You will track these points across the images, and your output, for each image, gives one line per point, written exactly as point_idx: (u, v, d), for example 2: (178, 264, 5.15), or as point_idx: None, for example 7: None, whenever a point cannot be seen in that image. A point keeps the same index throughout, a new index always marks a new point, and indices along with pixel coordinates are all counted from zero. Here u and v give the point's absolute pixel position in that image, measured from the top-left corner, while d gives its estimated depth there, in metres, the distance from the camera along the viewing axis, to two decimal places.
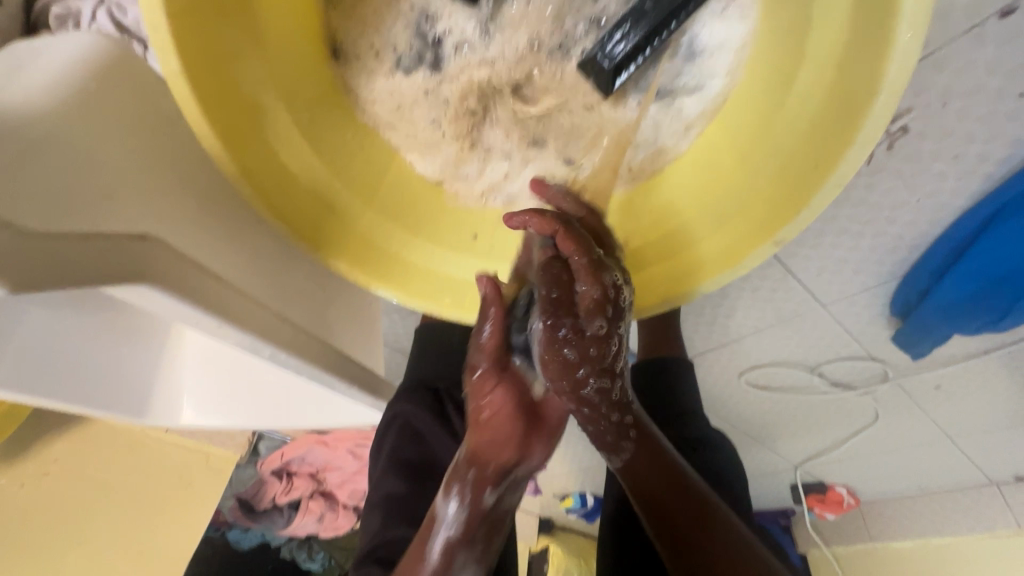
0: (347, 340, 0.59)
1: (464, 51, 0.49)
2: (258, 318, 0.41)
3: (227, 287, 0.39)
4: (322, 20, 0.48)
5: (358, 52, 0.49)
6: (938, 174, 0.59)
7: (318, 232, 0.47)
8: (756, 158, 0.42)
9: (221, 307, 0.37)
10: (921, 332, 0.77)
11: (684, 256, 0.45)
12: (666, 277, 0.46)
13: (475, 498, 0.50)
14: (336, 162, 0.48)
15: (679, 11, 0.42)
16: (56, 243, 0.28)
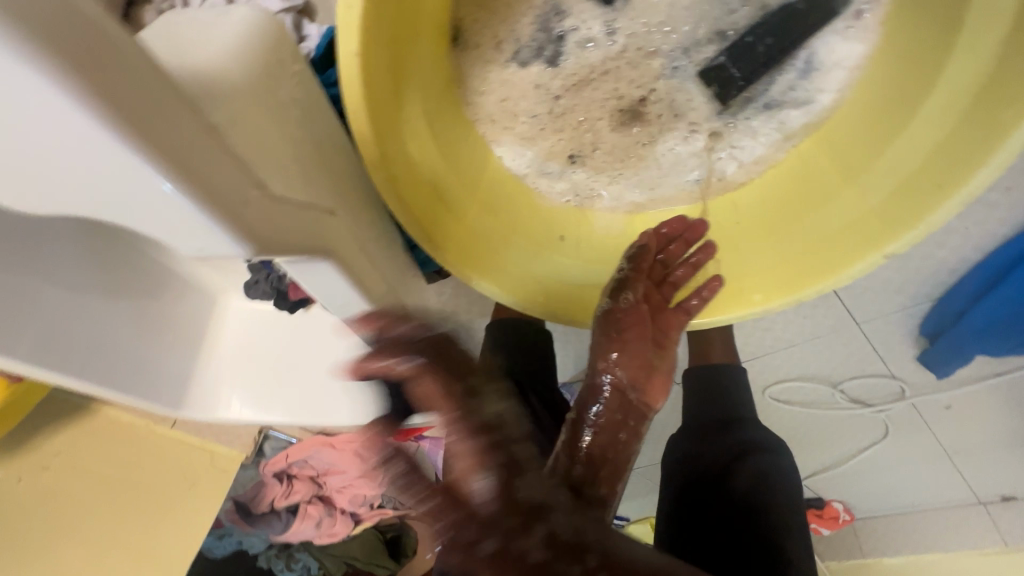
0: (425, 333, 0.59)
1: (587, 48, 0.50)
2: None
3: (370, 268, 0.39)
4: (450, 7, 0.48)
5: (478, 41, 0.50)
6: (989, 203, 0.64)
7: (432, 224, 0.47)
8: (868, 178, 0.45)
9: (368, 289, 0.38)
10: (950, 354, 0.80)
11: (778, 268, 0.48)
12: (770, 286, 0.48)
13: (472, 518, 0.38)
14: (448, 152, 0.49)
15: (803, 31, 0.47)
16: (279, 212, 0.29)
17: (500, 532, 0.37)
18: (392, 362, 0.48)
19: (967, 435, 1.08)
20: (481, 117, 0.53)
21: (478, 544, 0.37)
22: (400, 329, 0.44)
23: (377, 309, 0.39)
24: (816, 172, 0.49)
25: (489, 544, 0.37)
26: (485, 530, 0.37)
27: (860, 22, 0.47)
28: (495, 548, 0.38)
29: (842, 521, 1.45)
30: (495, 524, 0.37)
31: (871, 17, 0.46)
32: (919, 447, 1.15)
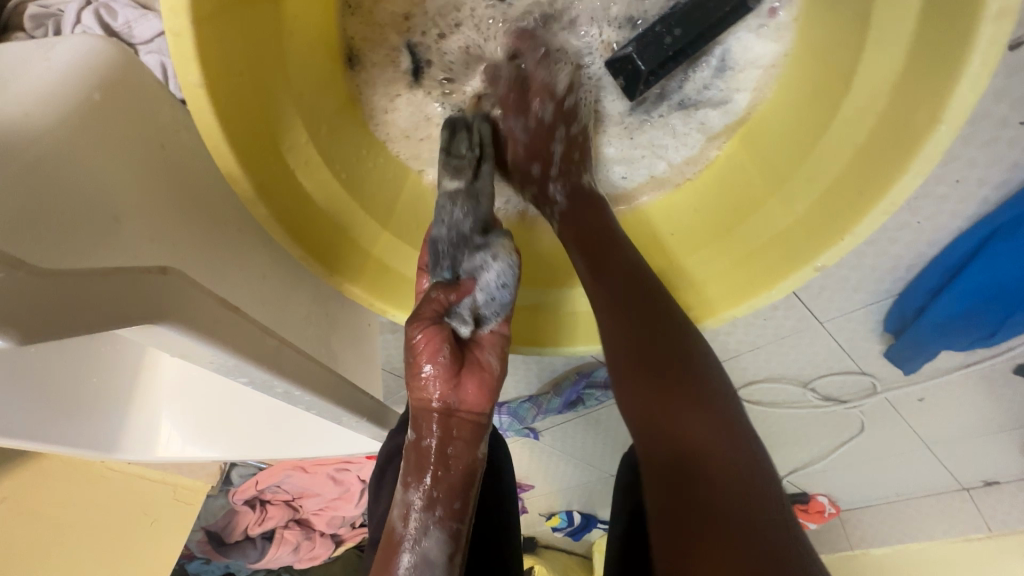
0: (350, 369, 0.55)
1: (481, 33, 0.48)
2: (278, 352, 0.38)
3: (250, 320, 0.35)
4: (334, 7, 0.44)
5: (364, 38, 0.46)
6: (940, 197, 0.61)
7: (332, 256, 0.43)
8: (794, 185, 0.42)
9: (245, 346, 0.34)
10: (914, 349, 0.78)
11: (704, 282, 0.46)
12: (699, 301, 0.46)
13: (421, 526, 0.43)
14: (352, 178, 0.45)
15: (716, 29, 0.44)
16: (79, 278, 0.25)
17: (445, 527, 0.43)
18: (302, 410, 0.44)
19: (943, 423, 1.06)
20: (388, 134, 0.49)
21: (422, 543, 0.43)
22: (300, 379, 0.40)
23: (258, 364, 0.35)
24: (746, 178, 0.46)
25: (433, 542, 0.43)
26: (432, 527, 0.43)
27: (773, 20, 0.44)
28: (437, 542, 0.43)
29: (829, 515, 1.42)
30: (435, 521, 0.43)
31: (786, 15, 0.44)
32: (896, 439, 1.12)
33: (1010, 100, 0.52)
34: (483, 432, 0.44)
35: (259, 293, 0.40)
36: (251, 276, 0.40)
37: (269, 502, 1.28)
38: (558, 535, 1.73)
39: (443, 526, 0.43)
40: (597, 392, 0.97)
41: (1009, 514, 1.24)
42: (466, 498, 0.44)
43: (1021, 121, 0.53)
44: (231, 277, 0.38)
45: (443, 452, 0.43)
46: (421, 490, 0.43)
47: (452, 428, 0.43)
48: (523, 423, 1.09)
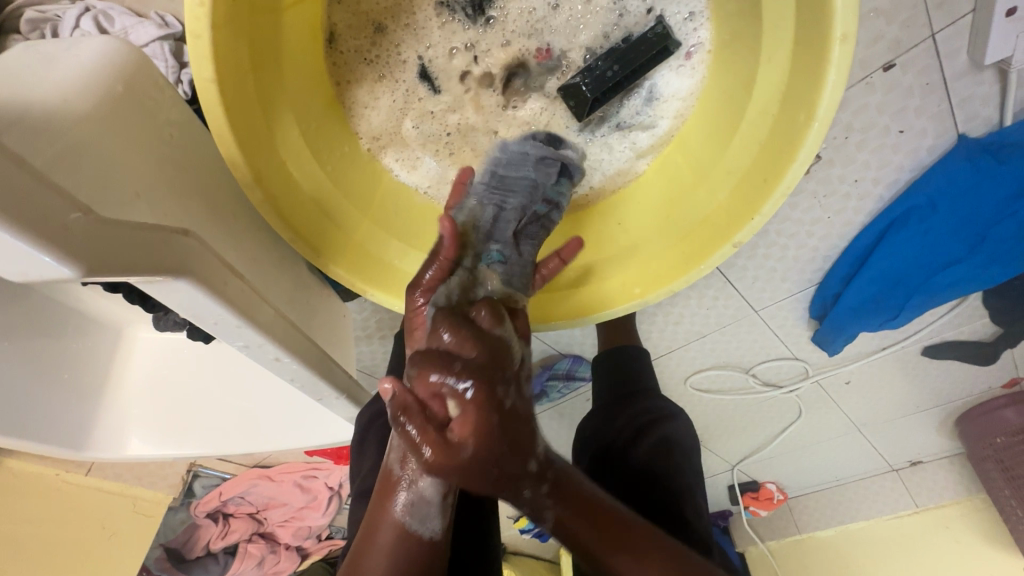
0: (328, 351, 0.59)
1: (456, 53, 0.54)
2: (270, 316, 0.42)
3: (248, 285, 0.40)
4: (324, 13, 0.51)
5: (347, 50, 0.53)
6: (844, 195, 0.72)
7: (319, 239, 0.48)
8: (717, 175, 0.50)
9: (245, 305, 0.38)
10: (836, 331, 0.87)
11: (651, 261, 0.53)
12: (641, 283, 0.53)
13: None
14: (336, 172, 0.51)
15: (646, 61, 0.52)
16: (122, 230, 0.29)
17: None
18: (287, 378, 0.48)
19: (869, 405, 1.17)
20: (365, 132, 0.55)
21: (421, 482, 0.51)
22: (289, 345, 0.45)
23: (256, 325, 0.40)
24: (681, 177, 0.54)
25: (429, 483, 0.52)
26: None
27: (689, 61, 0.53)
28: (433, 483, 0.52)
29: (777, 501, 1.52)
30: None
31: (698, 57, 0.53)
32: (831, 422, 1.23)
33: (890, 113, 0.63)
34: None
35: (251, 269, 0.45)
36: (243, 253, 0.45)
37: (233, 515, 1.27)
38: (526, 537, 1.76)
39: None
40: (560, 384, 1.03)
41: (931, 490, 1.37)
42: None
43: (900, 129, 0.65)
44: (228, 252, 0.43)
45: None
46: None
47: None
48: None
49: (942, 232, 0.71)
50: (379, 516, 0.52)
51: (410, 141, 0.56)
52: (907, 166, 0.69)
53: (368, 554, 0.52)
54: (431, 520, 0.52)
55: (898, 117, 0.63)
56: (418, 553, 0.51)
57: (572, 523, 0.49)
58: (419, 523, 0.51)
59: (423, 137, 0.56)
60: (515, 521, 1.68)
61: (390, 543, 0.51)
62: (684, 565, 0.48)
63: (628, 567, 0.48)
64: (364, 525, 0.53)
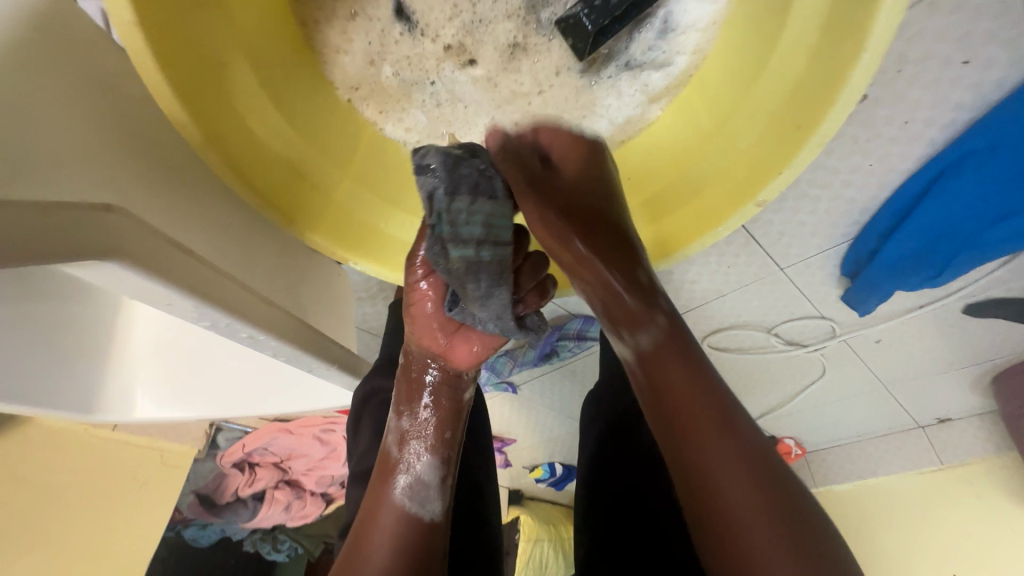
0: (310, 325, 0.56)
1: None
2: (239, 298, 0.39)
3: (205, 263, 0.36)
4: None
5: None
6: (889, 139, 0.63)
7: (291, 202, 0.44)
8: (740, 122, 0.45)
9: (200, 286, 0.35)
10: (866, 291, 0.81)
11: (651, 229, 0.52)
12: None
13: (416, 447, 0.52)
14: (306, 127, 0.46)
15: None
16: (24, 211, 0.27)
17: (437, 451, 0.53)
18: (269, 356, 0.45)
19: (899, 364, 1.11)
20: (341, 82, 0.50)
21: (416, 464, 0.52)
22: (264, 325, 0.41)
23: (221, 306, 0.37)
24: (699, 125, 0.48)
25: (421, 461, 0.52)
26: (424, 451, 0.53)
27: None
28: (427, 466, 0.52)
29: (795, 455, 1.50)
30: (429, 446, 0.53)
31: None
32: (855, 381, 1.18)
33: (952, 40, 0.53)
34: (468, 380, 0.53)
35: (204, 245, 0.41)
36: (205, 223, 0.41)
37: (258, 465, 1.32)
38: (543, 485, 1.79)
39: (435, 436, 0.53)
40: (571, 344, 0.99)
41: (959, 447, 1.32)
42: (454, 429, 0.54)
43: (963, 60, 0.55)
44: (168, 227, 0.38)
45: (424, 388, 0.52)
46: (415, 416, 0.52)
47: (443, 379, 0.52)
48: (501, 377, 1.12)
49: (1002, 184, 0.62)
50: (375, 498, 0.52)
51: (392, 90, 0.51)
52: (968, 104, 0.59)
53: (370, 535, 0.50)
54: (430, 502, 0.52)
55: (963, 44, 0.54)
56: (419, 536, 0.50)
57: (678, 394, 0.47)
58: (418, 506, 0.51)
59: (404, 87, 0.51)
60: (533, 470, 1.71)
61: (390, 524, 0.50)
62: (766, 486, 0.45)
63: (720, 446, 0.46)
64: (364, 504, 0.53)
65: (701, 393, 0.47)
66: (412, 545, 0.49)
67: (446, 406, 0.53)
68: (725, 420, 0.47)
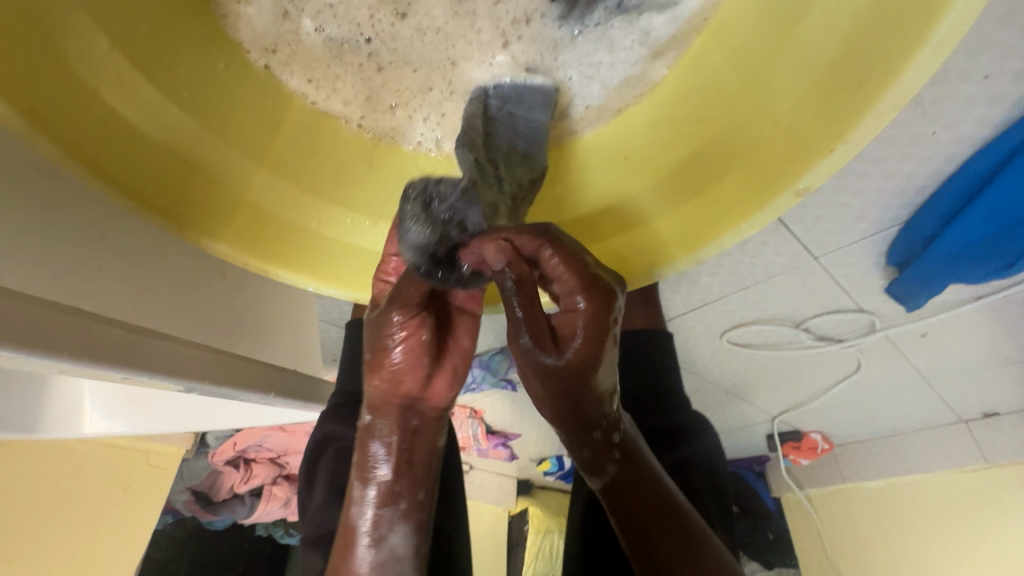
0: (237, 343, 0.47)
1: None
2: (113, 339, 0.33)
3: (62, 309, 0.31)
4: None
5: None
6: (964, 100, 0.49)
7: (182, 203, 0.34)
8: (775, 81, 0.34)
9: (46, 336, 0.29)
10: (921, 283, 0.69)
11: (646, 229, 0.39)
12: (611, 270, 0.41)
13: (385, 517, 0.43)
14: (197, 101, 0.35)
15: None
16: None
17: (410, 518, 0.44)
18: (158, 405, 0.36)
19: (949, 359, 0.96)
20: (250, 43, 0.39)
21: (387, 537, 0.43)
22: (149, 366, 0.35)
23: (74, 355, 0.31)
24: (720, 91, 0.37)
25: (396, 533, 0.43)
26: (396, 520, 0.43)
27: None
28: (400, 537, 0.43)
29: (821, 450, 1.35)
30: (400, 515, 0.43)
31: None
32: (895, 376, 1.03)
33: None
34: (441, 427, 0.45)
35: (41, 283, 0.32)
36: None
37: (255, 460, 1.27)
38: (553, 478, 1.67)
39: (405, 502, 0.43)
40: None
41: None
42: (428, 489, 0.44)
43: None
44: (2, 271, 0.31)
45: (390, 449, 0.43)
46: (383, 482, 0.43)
47: (411, 436, 0.43)
48: (499, 376, 1.01)
49: None
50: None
51: (317, 53, 0.41)
52: None
53: None
54: None
55: None
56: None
57: (636, 497, 0.46)
58: None
59: (333, 47, 0.40)
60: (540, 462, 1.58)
61: None
62: None
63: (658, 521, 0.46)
64: None
65: (652, 482, 0.47)
66: None
67: (418, 466, 0.44)
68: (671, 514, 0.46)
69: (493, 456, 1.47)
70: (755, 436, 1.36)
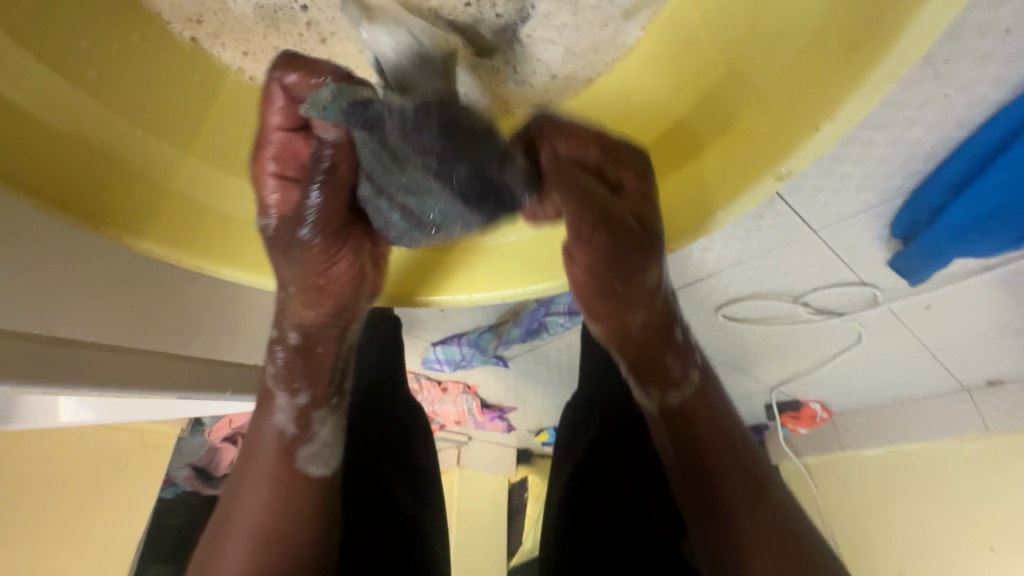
0: (194, 340, 0.46)
1: None
2: (57, 357, 0.33)
3: None
4: None
5: None
6: (983, 57, 0.43)
7: (96, 197, 0.31)
8: (760, 47, 0.29)
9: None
10: (927, 255, 0.65)
11: (686, 174, 0.33)
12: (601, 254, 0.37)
13: (311, 416, 0.39)
14: (111, 86, 0.32)
15: None
16: None
17: (340, 410, 0.41)
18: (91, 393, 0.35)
19: (954, 330, 0.92)
20: (172, 13, 0.35)
21: (313, 426, 0.40)
22: (92, 377, 0.36)
23: (20, 377, 0.31)
24: (694, 55, 0.33)
25: (325, 425, 0.40)
26: (325, 416, 0.40)
27: None
28: (328, 427, 0.40)
29: (820, 419, 1.33)
30: (327, 406, 0.40)
31: None
32: (897, 348, 1.00)
33: None
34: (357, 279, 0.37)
35: None
36: None
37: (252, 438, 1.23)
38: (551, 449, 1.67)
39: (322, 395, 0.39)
40: (563, 321, 0.80)
41: None
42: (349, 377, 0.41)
43: None
44: None
45: (304, 359, 0.37)
46: (295, 385, 0.38)
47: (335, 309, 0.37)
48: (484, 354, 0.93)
49: None
50: (257, 481, 0.39)
51: (249, 22, 0.36)
52: None
53: (228, 541, 0.38)
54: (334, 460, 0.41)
55: None
56: (323, 502, 0.40)
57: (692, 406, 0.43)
58: (318, 468, 0.40)
59: (265, 15, 0.36)
60: (538, 435, 1.53)
61: (264, 522, 0.38)
62: (738, 480, 0.41)
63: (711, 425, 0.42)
64: (238, 485, 0.39)
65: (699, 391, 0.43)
66: (300, 534, 0.39)
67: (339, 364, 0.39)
68: (714, 424, 0.42)
69: (490, 428, 1.46)
70: (754, 406, 1.34)
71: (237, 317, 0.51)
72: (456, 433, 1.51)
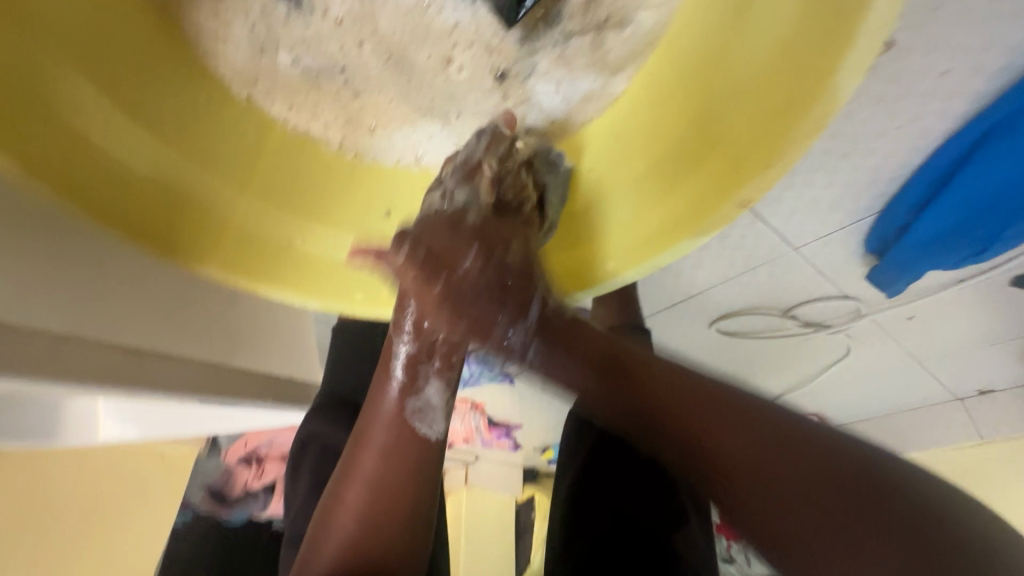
0: (235, 353, 0.51)
1: None
2: (135, 364, 0.39)
3: (53, 334, 0.34)
4: None
5: None
6: (925, 94, 0.50)
7: (165, 229, 0.36)
8: (723, 97, 0.37)
9: (58, 364, 0.34)
10: (898, 268, 0.68)
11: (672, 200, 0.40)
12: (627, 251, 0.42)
13: (420, 372, 0.46)
14: (183, 137, 0.39)
15: None
16: None
17: (443, 374, 0.47)
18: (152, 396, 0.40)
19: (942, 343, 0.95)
20: (233, 76, 0.42)
21: (421, 386, 0.46)
22: (147, 383, 0.40)
23: (87, 378, 0.35)
24: (670, 104, 0.41)
25: (430, 385, 0.47)
26: (430, 375, 0.47)
27: None
28: (434, 389, 0.47)
29: None
30: (434, 370, 0.46)
31: None
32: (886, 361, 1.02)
33: None
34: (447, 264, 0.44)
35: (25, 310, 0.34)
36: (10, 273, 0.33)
37: (265, 458, 1.12)
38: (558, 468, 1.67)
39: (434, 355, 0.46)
40: None
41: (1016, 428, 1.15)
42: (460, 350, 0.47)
43: None
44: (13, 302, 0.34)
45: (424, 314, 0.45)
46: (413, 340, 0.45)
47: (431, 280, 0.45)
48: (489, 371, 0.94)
49: None
50: (374, 422, 0.46)
51: (297, 83, 0.44)
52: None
53: (348, 483, 0.46)
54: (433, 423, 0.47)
55: None
56: (424, 460, 0.46)
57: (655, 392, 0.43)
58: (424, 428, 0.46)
59: (308, 77, 0.43)
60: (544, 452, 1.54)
61: (375, 470, 0.46)
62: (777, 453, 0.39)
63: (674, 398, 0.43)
64: (362, 419, 0.48)
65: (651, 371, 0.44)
66: (398, 488, 0.46)
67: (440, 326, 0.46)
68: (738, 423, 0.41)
69: (497, 446, 1.48)
70: None
71: (267, 337, 0.56)
72: (464, 452, 1.52)
